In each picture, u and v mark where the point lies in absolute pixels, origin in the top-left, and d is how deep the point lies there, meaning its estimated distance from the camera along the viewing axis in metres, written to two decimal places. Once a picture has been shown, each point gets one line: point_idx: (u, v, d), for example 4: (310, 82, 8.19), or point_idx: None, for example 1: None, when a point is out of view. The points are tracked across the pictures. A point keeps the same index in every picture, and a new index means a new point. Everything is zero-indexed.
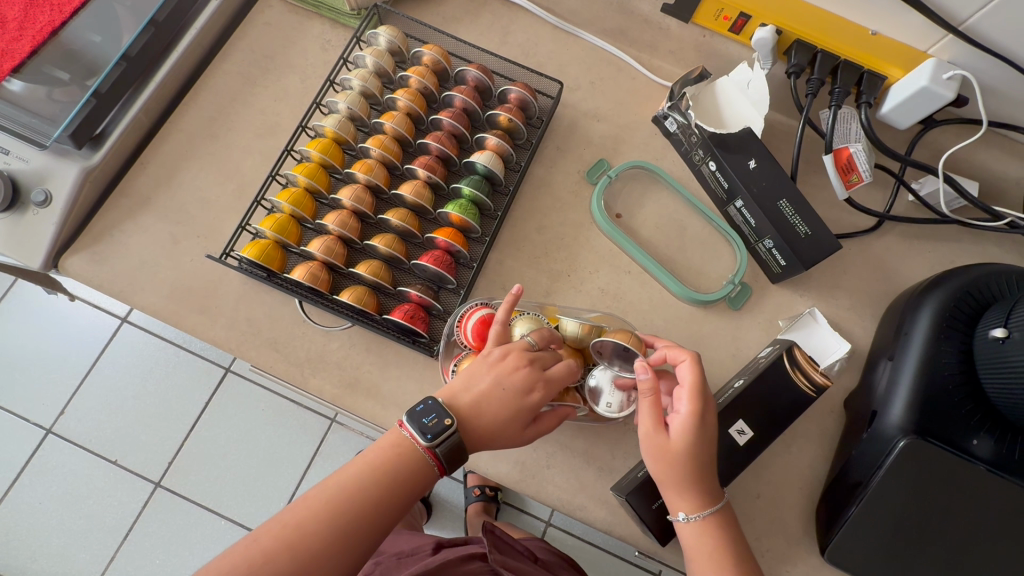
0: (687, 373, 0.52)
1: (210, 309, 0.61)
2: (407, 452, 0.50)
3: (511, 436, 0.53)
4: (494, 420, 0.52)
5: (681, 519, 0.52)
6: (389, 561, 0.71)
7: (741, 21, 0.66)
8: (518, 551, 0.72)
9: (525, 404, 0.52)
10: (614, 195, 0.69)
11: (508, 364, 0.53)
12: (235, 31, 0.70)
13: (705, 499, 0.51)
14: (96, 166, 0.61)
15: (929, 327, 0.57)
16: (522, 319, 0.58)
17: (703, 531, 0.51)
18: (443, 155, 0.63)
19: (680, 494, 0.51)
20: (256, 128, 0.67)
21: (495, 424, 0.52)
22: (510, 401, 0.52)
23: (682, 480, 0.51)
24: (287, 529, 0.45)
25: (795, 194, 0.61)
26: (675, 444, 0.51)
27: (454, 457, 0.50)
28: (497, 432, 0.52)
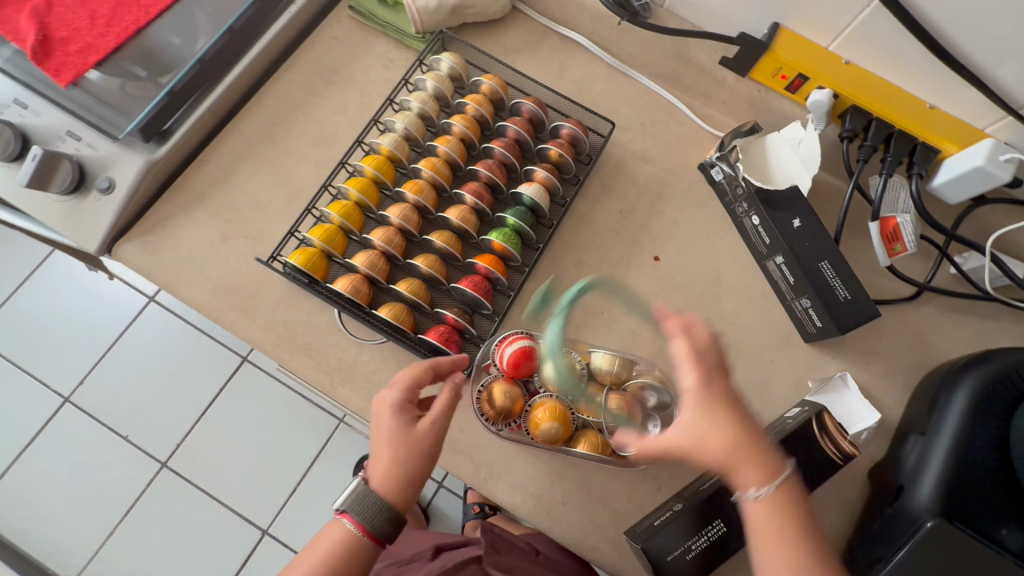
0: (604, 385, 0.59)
1: (250, 308, 0.62)
2: (336, 539, 0.49)
3: (408, 452, 0.49)
4: (396, 469, 0.49)
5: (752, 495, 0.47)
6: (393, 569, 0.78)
7: (799, 81, 0.67)
8: (517, 546, 0.74)
9: (409, 434, 0.50)
10: (654, 237, 0.70)
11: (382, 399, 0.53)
12: (304, 42, 0.73)
13: (770, 470, 0.48)
14: (160, 160, 0.64)
15: (964, 409, 0.56)
16: None
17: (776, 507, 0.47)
18: (492, 182, 0.64)
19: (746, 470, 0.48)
20: (313, 138, 0.69)
21: (404, 472, 0.49)
22: (395, 438, 0.50)
23: (728, 467, 0.48)
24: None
25: (838, 256, 0.62)
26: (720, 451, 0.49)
27: (388, 522, 0.50)
28: (395, 465, 0.49)
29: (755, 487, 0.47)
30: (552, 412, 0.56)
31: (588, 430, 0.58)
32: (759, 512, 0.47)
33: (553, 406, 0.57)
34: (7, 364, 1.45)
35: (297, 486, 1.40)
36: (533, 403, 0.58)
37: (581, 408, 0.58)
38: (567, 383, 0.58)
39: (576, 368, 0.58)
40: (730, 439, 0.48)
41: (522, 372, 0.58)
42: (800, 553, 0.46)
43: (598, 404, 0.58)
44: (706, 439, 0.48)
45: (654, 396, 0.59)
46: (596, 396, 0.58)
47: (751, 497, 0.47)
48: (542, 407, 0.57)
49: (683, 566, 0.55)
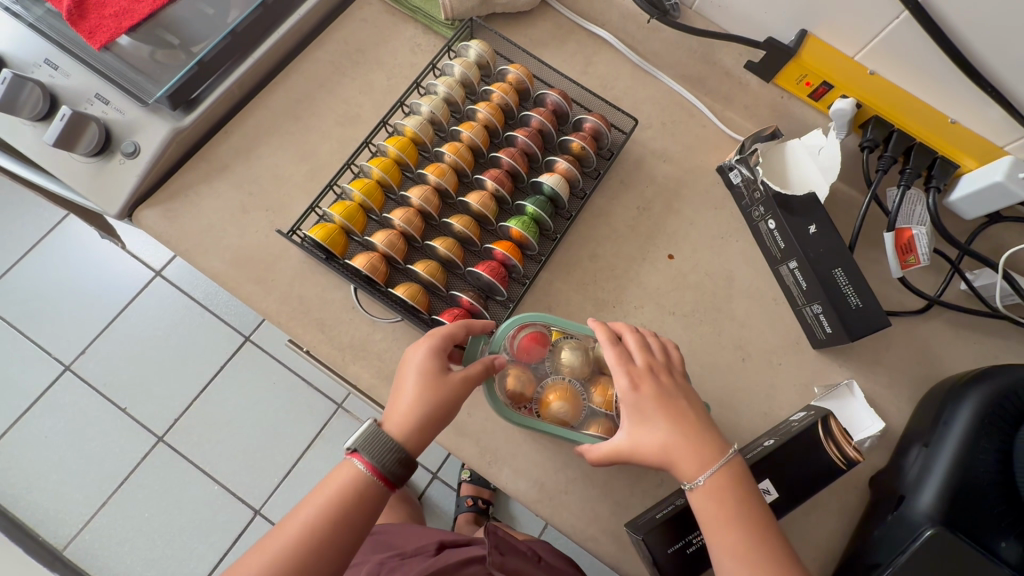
0: (609, 354, 0.54)
1: (266, 281, 0.63)
2: (345, 481, 0.48)
3: (432, 397, 0.50)
4: (416, 412, 0.50)
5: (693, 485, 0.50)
6: (393, 561, 0.74)
7: (822, 89, 0.67)
8: (521, 551, 0.72)
9: (435, 383, 0.50)
10: (669, 236, 0.70)
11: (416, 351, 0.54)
12: (333, 21, 0.73)
13: (711, 455, 0.50)
14: (185, 129, 0.64)
15: (970, 421, 0.57)
16: (567, 343, 0.59)
17: (717, 498, 0.49)
18: (513, 170, 0.65)
19: (688, 461, 0.50)
20: (337, 117, 0.70)
21: (420, 414, 0.50)
22: (421, 384, 0.50)
23: (667, 464, 0.51)
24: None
25: (851, 264, 0.62)
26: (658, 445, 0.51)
27: (399, 464, 0.48)
28: (416, 407, 0.50)
29: (694, 477, 0.50)
30: (562, 395, 0.57)
31: (598, 418, 0.57)
32: (704, 507, 0.49)
33: (563, 390, 0.57)
34: (9, 329, 1.45)
35: (292, 468, 1.40)
36: (543, 387, 0.58)
37: (593, 397, 0.58)
38: (579, 368, 0.58)
39: (589, 355, 0.59)
40: (659, 433, 0.51)
41: (534, 356, 0.58)
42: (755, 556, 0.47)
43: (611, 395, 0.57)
44: (642, 440, 0.51)
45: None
46: (609, 386, 0.58)
47: (691, 489, 0.50)
48: (553, 390, 0.57)
49: (685, 562, 0.55)
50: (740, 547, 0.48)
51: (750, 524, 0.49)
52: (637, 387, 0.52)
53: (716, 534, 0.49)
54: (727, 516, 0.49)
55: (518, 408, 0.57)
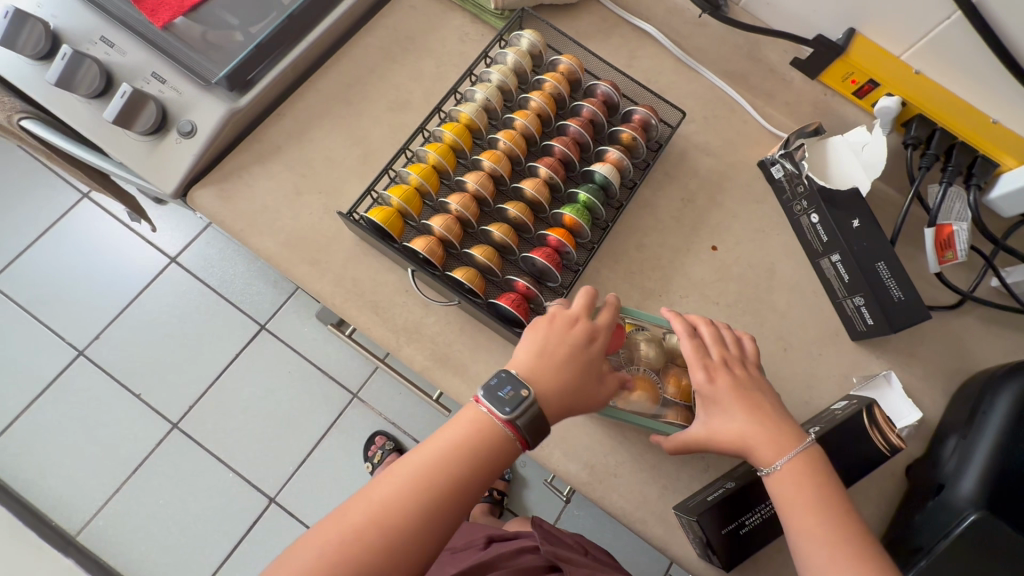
0: (686, 345, 0.57)
1: (320, 263, 0.63)
2: (471, 435, 0.50)
3: (586, 390, 0.54)
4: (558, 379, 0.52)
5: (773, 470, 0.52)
6: (445, 556, 0.78)
7: (868, 87, 0.69)
8: (568, 544, 0.74)
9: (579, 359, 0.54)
10: (712, 228, 0.71)
11: (564, 327, 0.55)
12: (383, 8, 0.74)
13: (788, 443, 0.53)
14: (241, 110, 0.64)
15: (1008, 411, 0.59)
16: (641, 335, 0.61)
17: (798, 482, 0.52)
18: (567, 158, 0.66)
19: (766, 447, 0.53)
20: (388, 103, 0.70)
21: (572, 402, 0.53)
22: (570, 357, 0.53)
23: (744, 451, 0.54)
24: (347, 532, 0.46)
25: (893, 258, 0.64)
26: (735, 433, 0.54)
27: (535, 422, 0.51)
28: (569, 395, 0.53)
29: (770, 463, 0.53)
30: (645, 387, 0.58)
31: (675, 407, 0.60)
32: (784, 490, 0.52)
33: (644, 381, 0.59)
34: (21, 313, 1.44)
35: (307, 457, 1.40)
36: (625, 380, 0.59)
37: (669, 388, 0.61)
38: (653, 359, 0.61)
39: (659, 345, 0.62)
40: (737, 419, 0.54)
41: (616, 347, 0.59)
42: (835, 536, 0.49)
43: (685, 385, 0.61)
44: (719, 429, 0.55)
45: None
46: (681, 377, 0.61)
47: (767, 472, 0.53)
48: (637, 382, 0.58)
49: (737, 542, 0.56)
50: (825, 530, 0.50)
51: (834, 511, 0.51)
52: (712, 378, 0.55)
53: (797, 513, 0.51)
54: (807, 499, 0.51)
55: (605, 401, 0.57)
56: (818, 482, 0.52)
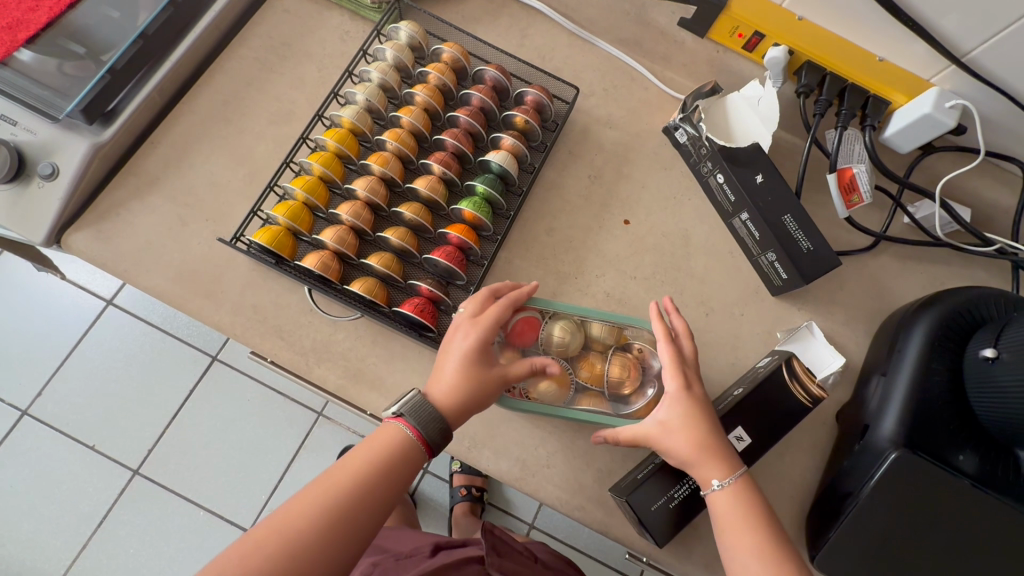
0: (666, 355, 0.55)
1: (215, 294, 0.60)
2: (387, 443, 0.49)
3: (480, 381, 0.52)
4: (465, 393, 0.51)
5: (715, 488, 0.52)
6: (388, 563, 0.76)
7: (755, 39, 0.68)
8: (518, 552, 0.78)
9: (488, 371, 0.53)
10: (623, 201, 0.70)
11: (454, 332, 0.55)
12: (254, 16, 0.70)
13: (732, 465, 0.52)
14: (106, 143, 0.60)
15: (922, 347, 0.59)
16: (558, 321, 0.59)
17: (737, 495, 0.51)
18: (459, 151, 0.63)
19: (714, 462, 0.52)
20: (270, 115, 0.67)
21: (464, 396, 0.51)
22: (456, 361, 0.52)
23: (694, 460, 0.52)
24: (249, 544, 0.43)
25: (799, 210, 0.63)
26: (691, 440, 0.52)
27: (442, 433, 0.50)
28: (459, 393, 0.51)
29: (722, 477, 0.52)
30: (552, 376, 0.59)
31: (585, 392, 0.60)
32: (727, 507, 0.51)
33: (553, 370, 0.58)
34: None
35: (278, 482, 1.37)
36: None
37: (580, 373, 0.60)
38: (568, 348, 0.59)
39: (574, 332, 0.59)
40: (685, 425, 0.53)
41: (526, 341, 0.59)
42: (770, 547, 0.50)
43: (598, 371, 0.59)
44: (681, 433, 0.53)
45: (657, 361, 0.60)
46: (595, 361, 0.60)
47: (717, 488, 0.52)
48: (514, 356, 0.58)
49: (668, 516, 0.55)
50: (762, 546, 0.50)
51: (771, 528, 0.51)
52: (687, 389, 0.54)
53: (736, 531, 0.51)
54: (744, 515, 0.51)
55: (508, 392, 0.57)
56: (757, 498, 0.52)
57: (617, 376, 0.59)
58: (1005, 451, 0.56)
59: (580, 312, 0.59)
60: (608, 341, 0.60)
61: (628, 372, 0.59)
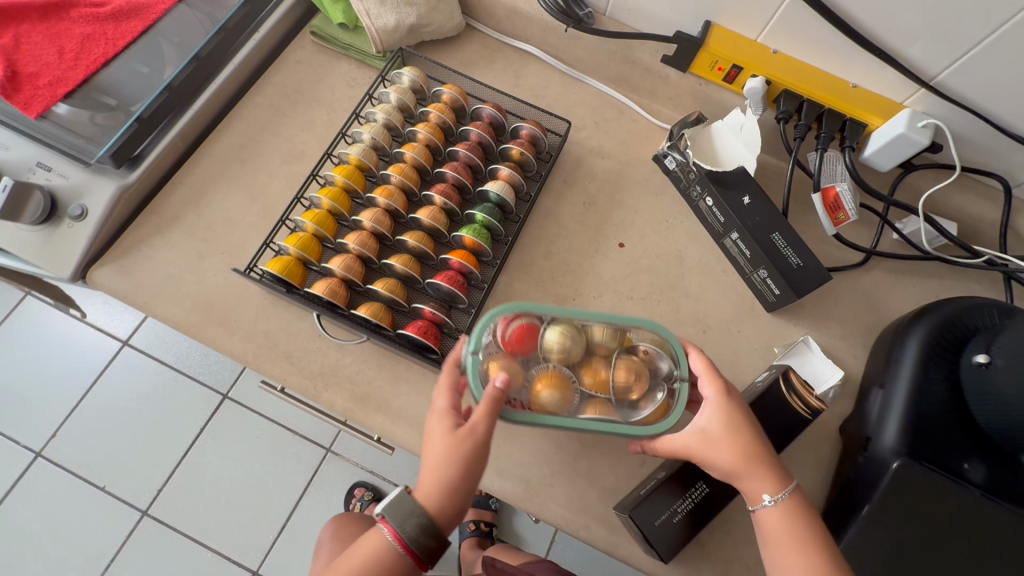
0: (698, 363, 0.55)
1: (229, 322, 0.63)
2: (370, 548, 0.51)
3: (450, 459, 0.50)
4: (443, 477, 0.50)
5: (767, 503, 0.51)
6: None
7: (733, 72, 0.72)
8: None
9: (462, 441, 0.50)
10: (618, 225, 0.73)
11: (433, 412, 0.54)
12: (270, 67, 0.76)
13: (780, 479, 0.52)
14: (131, 185, 0.65)
15: (918, 357, 0.60)
16: (558, 324, 0.57)
17: (786, 514, 0.51)
18: (459, 182, 0.67)
19: (758, 476, 0.51)
20: (283, 156, 0.72)
21: (443, 482, 0.50)
22: (430, 447, 0.51)
23: (743, 474, 0.52)
24: None
25: (787, 229, 0.66)
26: (737, 451, 0.52)
27: (425, 536, 0.50)
28: (435, 482, 0.50)
29: (772, 494, 0.51)
30: (552, 383, 0.55)
31: (591, 400, 0.56)
32: (775, 523, 0.51)
33: (550, 377, 0.55)
34: None
35: (287, 521, 1.37)
36: (533, 380, 0.56)
37: (584, 381, 0.57)
38: (569, 353, 0.56)
39: (571, 334, 0.56)
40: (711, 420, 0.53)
41: (526, 348, 0.56)
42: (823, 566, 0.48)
43: (603, 377, 0.57)
44: (725, 446, 0.52)
45: (664, 362, 0.57)
46: (598, 367, 0.57)
47: (768, 504, 0.51)
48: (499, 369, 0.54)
49: (672, 532, 0.55)
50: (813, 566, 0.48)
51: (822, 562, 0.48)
52: (730, 395, 0.54)
53: (787, 553, 0.49)
54: (795, 533, 0.50)
55: (509, 406, 0.53)
56: (808, 517, 0.51)
57: (623, 382, 0.56)
58: (1008, 458, 0.56)
59: (579, 314, 0.56)
60: (611, 345, 0.58)
61: (635, 376, 0.56)
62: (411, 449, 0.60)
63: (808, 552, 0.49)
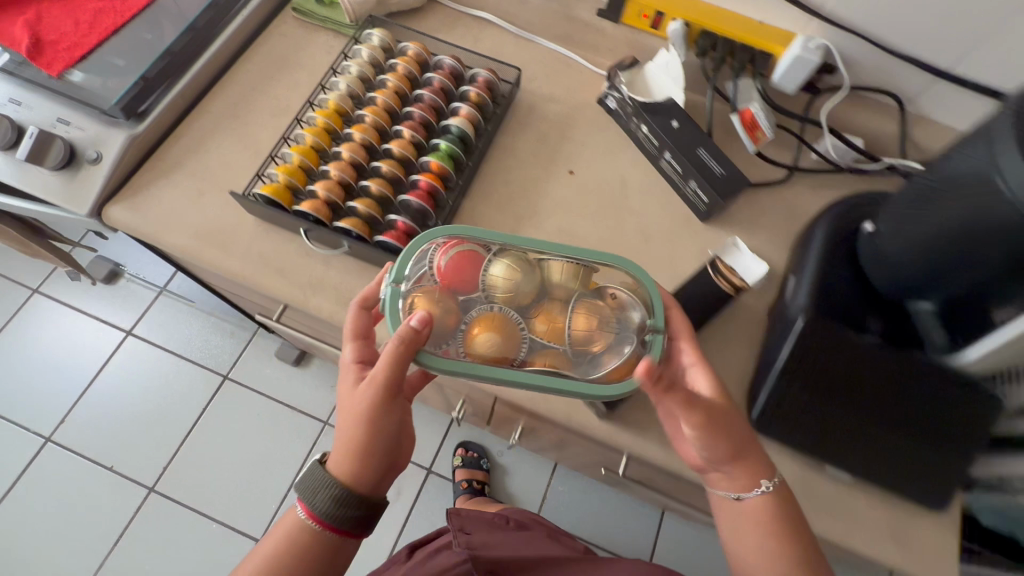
0: (681, 326, 0.60)
1: (227, 245, 0.72)
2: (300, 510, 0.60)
3: (359, 420, 0.57)
4: (352, 429, 0.57)
5: (745, 493, 0.58)
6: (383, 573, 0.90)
7: (658, 18, 0.84)
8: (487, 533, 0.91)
9: (366, 404, 0.56)
10: (568, 157, 0.83)
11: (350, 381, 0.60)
12: (257, 38, 0.87)
13: (761, 467, 0.58)
14: (140, 134, 0.74)
15: (823, 239, 0.70)
16: (500, 262, 0.57)
17: (763, 503, 0.58)
18: (425, 120, 0.77)
19: (741, 464, 0.58)
20: (271, 110, 0.82)
21: (350, 439, 0.57)
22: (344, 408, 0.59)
23: (733, 460, 0.57)
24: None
25: (709, 143, 0.77)
26: (732, 436, 0.57)
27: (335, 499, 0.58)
28: (346, 439, 0.58)
29: (756, 484, 0.58)
30: (488, 328, 0.56)
31: (543, 349, 0.57)
32: (755, 507, 0.58)
33: (489, 321, 0.56)
34: None
35: (288, 490, 1.46)
36: (470, 321, 0.57)
37: (536, 327, 0.58)
38: (516, 295, 0.57)
39: (521, 267, 0.58)
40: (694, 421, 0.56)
41: (467, 278, 0.57)
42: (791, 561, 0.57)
43: (557, 324, 0.58)
44: (721, 443, 0.57)
45: (637, 312, 0.59)
46: (552, 313, 0.58)
47: (746, 497, 0.58)
48: (420, 302, 0.55)
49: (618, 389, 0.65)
50: (776, 535, 0.57)
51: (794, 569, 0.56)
52: (722, 385, 0.58)
53: (751, 540, 0.59)
54: (771, 530, 0.58)
55: (433, 352, 0.55)
56: (788, 505, 0.58)
57: (578, 329, 0.57)
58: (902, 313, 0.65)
59: (536, 247, 0.58)
60: (571, 287, 0.59)
61: (589, 323, 0.57)
62: None
63: (775, 530, 0.57)
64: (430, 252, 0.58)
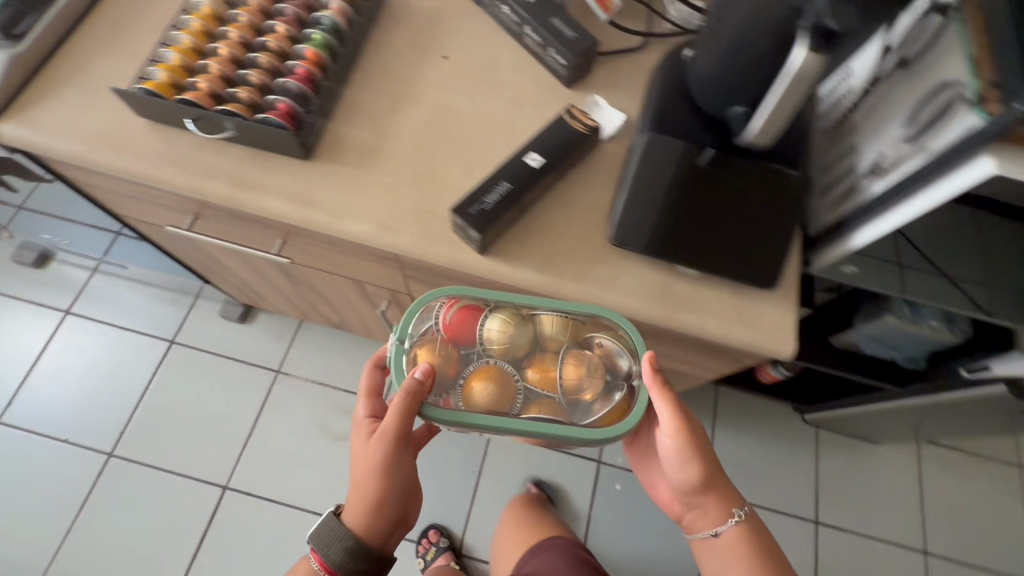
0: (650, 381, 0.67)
1: (119, 147, 0.77)
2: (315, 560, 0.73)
3: (369, 480, 0.71)
4: (368, 490, 0.71)
5: (714, 533, 0.75)
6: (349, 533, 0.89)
7: None
8: None
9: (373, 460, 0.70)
10: (441, 44, 0.90)
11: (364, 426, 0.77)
12: None
13: (728, 505, 0.74)
14: (21, 51, 0.77)
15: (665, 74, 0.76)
16: (496, 318, 0.68)
17: (733, 541, 0.74)
18: (298, 17, 0.83)
19: (716, 507, 0.74)
20: (151, 25, 0.86)
21: (366, 494, 0.71)
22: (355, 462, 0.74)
23: (703, 489, 0.73)
24: None
25: (560, 13, 0.86)
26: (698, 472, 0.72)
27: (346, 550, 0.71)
28: (356, 489, 0.72)
29: (717, 527, 0.74)
30: (485, 377, 0.66)
31: (533, 397, 0.66)
32: (730, 538, 0.74)
33: (486, 373, 0.66)
34: None
35: (249, 437, 1.51)
36: (466, 376, 0.67)
37: (528, 376, 0.68)
38: (515, 342, 0.68)
39: (513, 320, 0.69)
40: (673, 451, 0.71)
41: (466, 331, 0.69)
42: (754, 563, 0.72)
43: (549, 373, 0.67)
44: (693, 469, 0.72)
45: (622, 360, 0.69)
46: (544, 365, 0.68)
47: (715, 534, 0.74)
48: (422, 354, 0.67)
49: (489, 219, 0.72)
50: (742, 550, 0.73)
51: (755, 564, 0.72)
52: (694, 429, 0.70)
53: (735, 556, 0.73)
54: (740, 547, 0.73)
55: (434, 403, 0.66)
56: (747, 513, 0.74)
57: (568, 376, 0.67)
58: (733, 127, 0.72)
59: (527, 303, 0.69)
60: (560, 338, 0.69)
61: (579, 373, 0.67)
62: (285, 216, 0.76)
63: (740, 529, 0.74)
64: (435, 309, 0.69)
